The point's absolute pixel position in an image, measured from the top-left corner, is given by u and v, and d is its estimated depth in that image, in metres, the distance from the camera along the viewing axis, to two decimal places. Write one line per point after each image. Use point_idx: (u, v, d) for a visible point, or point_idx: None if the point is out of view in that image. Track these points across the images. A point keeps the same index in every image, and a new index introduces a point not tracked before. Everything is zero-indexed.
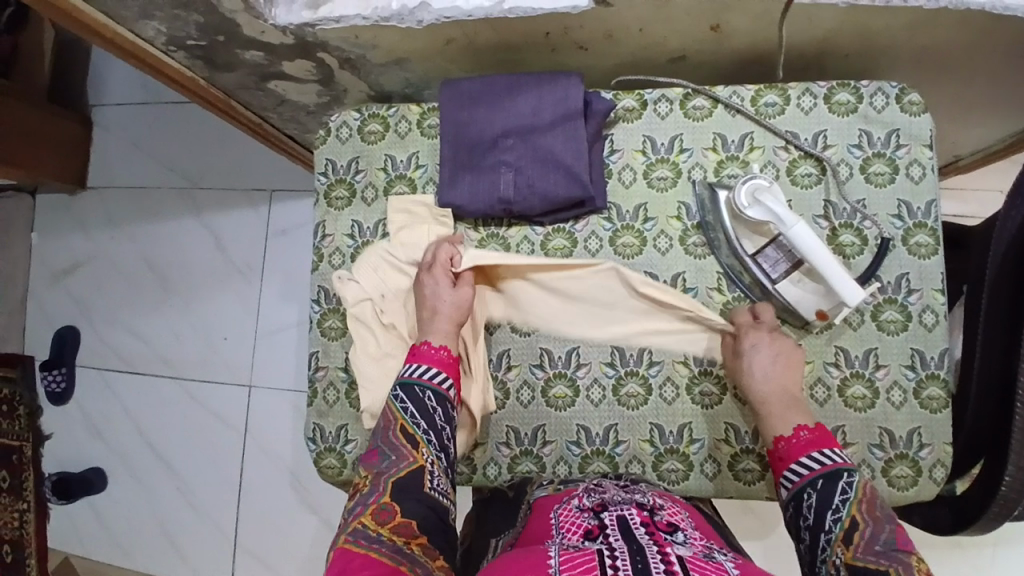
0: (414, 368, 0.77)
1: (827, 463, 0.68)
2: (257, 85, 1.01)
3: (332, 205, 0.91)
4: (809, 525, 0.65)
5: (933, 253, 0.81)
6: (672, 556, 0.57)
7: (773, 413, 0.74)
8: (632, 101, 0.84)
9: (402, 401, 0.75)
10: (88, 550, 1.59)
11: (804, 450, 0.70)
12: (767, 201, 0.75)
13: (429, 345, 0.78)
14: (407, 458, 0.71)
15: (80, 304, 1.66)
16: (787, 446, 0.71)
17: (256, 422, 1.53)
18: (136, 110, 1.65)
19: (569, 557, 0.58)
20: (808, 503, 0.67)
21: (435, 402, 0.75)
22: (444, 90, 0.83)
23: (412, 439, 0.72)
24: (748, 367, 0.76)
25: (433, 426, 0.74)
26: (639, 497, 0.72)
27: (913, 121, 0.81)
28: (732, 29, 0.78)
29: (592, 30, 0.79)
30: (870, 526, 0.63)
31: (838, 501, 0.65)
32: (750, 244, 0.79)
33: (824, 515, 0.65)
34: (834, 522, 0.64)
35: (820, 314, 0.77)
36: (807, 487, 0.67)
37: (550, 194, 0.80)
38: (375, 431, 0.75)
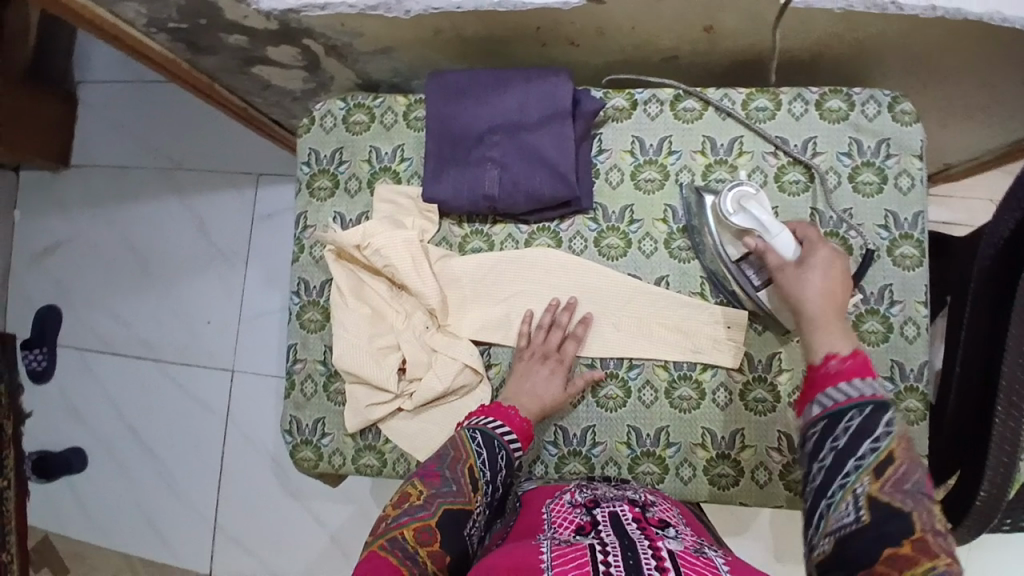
0: (494, 422, 0.75)
1: (867, 393, 0.60)
2: (241, 70, 0.99)
3: (315, 196, 0.89)
4: (837, 451, 0.58)
5: (918, 265, 0.80)
6: (663, 551, 0.57)
7: (824, 333, 0.66)
8: (622, 100, 0.83)
9: (477, 443, 0.72)
10: (67, 530, 1.59)
11: (851, 376, 0.61)
12: (752, 208, 0.73)
13: (512, 408, 0.76)
14: (465, 496, 0.68)
15: (62, 284, 1.64)
16: (838, 365, 0.62)
17: (238, 408, 1.52)
18: (121, 88, 1.61)
19: (560, 552, 0.57)
20: (846, 427, 0.58)
21: (504, 462, 0.73)
22: (430, 82, 0.81)
23: (474, 482, 0.70)
24: (806, 279, 0.68)
25: (494, 480, 0.72)
26: (631, 493, 0.74)
27: (904, 130, 0.80)
28: (725, 30, 0.77)
29: (582, 26, 0.78)
30: (907, 464, 0.56)
31: (879, 432, 0.57)
32: (732, 249, 0.77)
33: (860, 443, 0.57)
34: (870, 453, 0.56)
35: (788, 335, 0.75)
36: (847, 411, 0.59)
37: (536, 193, 0.79)
38: (441, 455, 0.71)
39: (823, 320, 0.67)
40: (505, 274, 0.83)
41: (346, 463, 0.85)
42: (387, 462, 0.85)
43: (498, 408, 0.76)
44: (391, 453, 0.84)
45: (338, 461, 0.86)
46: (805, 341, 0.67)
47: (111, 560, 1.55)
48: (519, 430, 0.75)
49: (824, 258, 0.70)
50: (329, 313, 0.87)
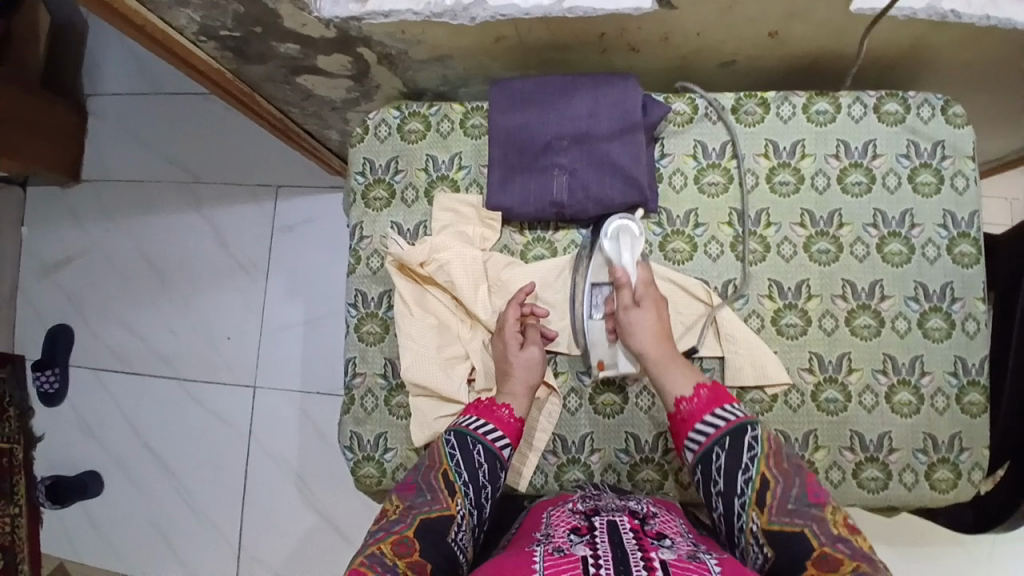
0: (476, 421, 0.76)
1: (730, 417, 0.69)
2: (284, 79, 0.97)
3: (370, 206, 0.88)
4: (721, 491, 0.66)
5: (976, 263, 0.82)
6: (655, 561, 0.57)
7: (672, 376, 0.74)
8: (684, 105, 0.84)
9: (451, 446, 0.74)
10: (82, 556, 1.53)
11: (706, 408, 0.70)
12: (623, 244, 0.78)
13: (504, 407, 0.77)
14: (442, 502, 0.69)
15: (73, 301, 1.59)
16: (691, 406, 0.71)
17: (262, 424, 1.49)
18: (135, 100, 1.58)
19: (553, 561, 0.58)
20: (716, 465, 0.67)
21: (484, 458, 0.74)
22: (492, 90, 0.81)
23: (451, 486, 0.70)
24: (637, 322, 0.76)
25: (475, 481, 0.72)
26: (632, 504, 0.73)
27: (958, 133, 0.82)
28: (789, 36, 0.78)
29: (648, 32, 0.78)
30: (780, 484, 0.64)
31: (747, 461, 0.66)
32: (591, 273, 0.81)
33: (735, 478, 0.65)
34: (746, 485, 0.64)
35: (597, 363, 0.81)
36: (715, 447, 0.67)
37: (605, 199, 0.78)
38: (417, 467, 0.73)
39: (660, 353, 0.75)
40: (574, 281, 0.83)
41: None
42: None
43: (478, 405, 0.78)
44: None
45: (402, 477, 0.84)
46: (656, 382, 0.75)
47: None
48: (499, 422, 0.76)
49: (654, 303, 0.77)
50: (389, 324, 0.86)
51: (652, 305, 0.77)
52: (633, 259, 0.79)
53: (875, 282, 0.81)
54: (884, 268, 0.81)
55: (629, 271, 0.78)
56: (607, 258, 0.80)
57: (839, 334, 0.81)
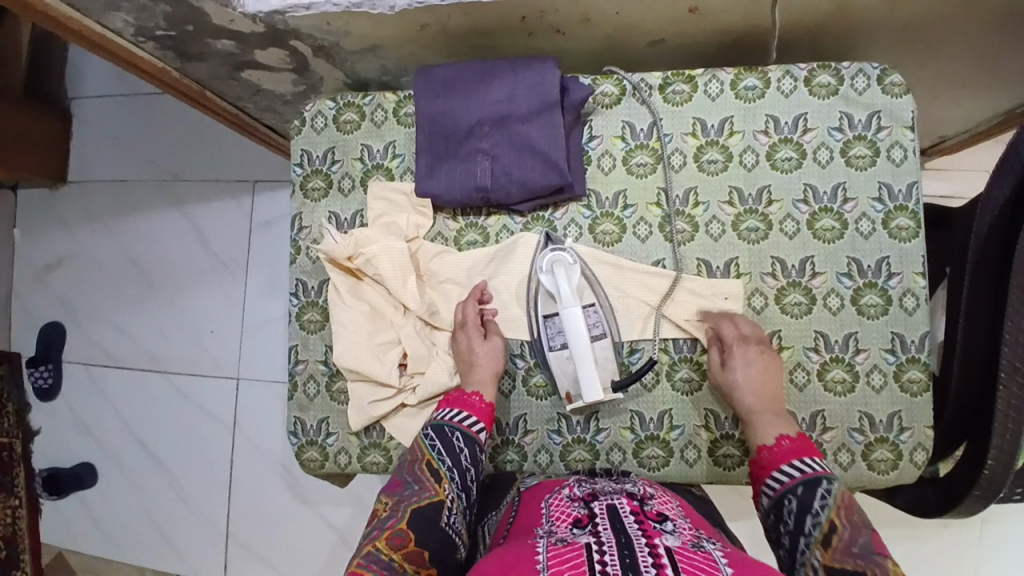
0: (451, 413, 0.77)
1: (807, 468, 0.68)
2: (230, 75, 0.99)
3: (309, 196, 0.90)
4: (789, 530, 0.65)
5: (915, 237, 0.80)
6: (660, 548, 0.56)
7: (758, 425, 0.74)
8: (611, 86, 0.83)
9: (430, 438, 0.75)
10: (81, 545, 1.59)
11: (787, 457, 0.70)
12: (558, 275, 0.78)
13: (473, 394, 0.78)
14: (429, 490, 0.70)
15: (64, 301, 1.65)
16: (771, 454, 0.71)
17: (245, 415, 1.53)
18: (115, 102, 1.62)
19: (556, 552, 0.56)
20: (788, 508, 0.66)
21: (463, 443, 0.75)
22: (416, 78, 0.82)
23: (436, 474, 0.72)
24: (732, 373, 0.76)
25: (458, 465, 0.73)
26: (629, 487, 0.72)
27: (894, 103, 0.80)
28: (710, 10, 0.77)
29: (569, 13, 0.78)
30: (848, 530, 0.62)
31: (817, 506, 0.64)
32: (542, 306, 0.81)
33: (804, 521, 0.64)
34: (813, 527, 0.63)
35: (565, 395, 0.80)
36: (789, 493, 0.67)
37: (528, 182, 0.80)
38: (401, 465, 0.75)
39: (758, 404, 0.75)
40: (503, 262, 0.83)
41: (351, 462, 0.86)
42: (393, 459, 0.85)
43: (448, 398, 0.79)
44: (396, 450, 0.85)
45: (344, 460, 0.86)
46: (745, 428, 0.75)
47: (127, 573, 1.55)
48: (473, 409, 0.77)
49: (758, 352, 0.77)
50: (328, 313, 0.88)
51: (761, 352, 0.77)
52: (571, 288, 0.78)
53: (807, 258, 0.81)
54: (815, 243, 0.81)
55: (569, 304, 0.78)
56: (550, 292, 0.80)
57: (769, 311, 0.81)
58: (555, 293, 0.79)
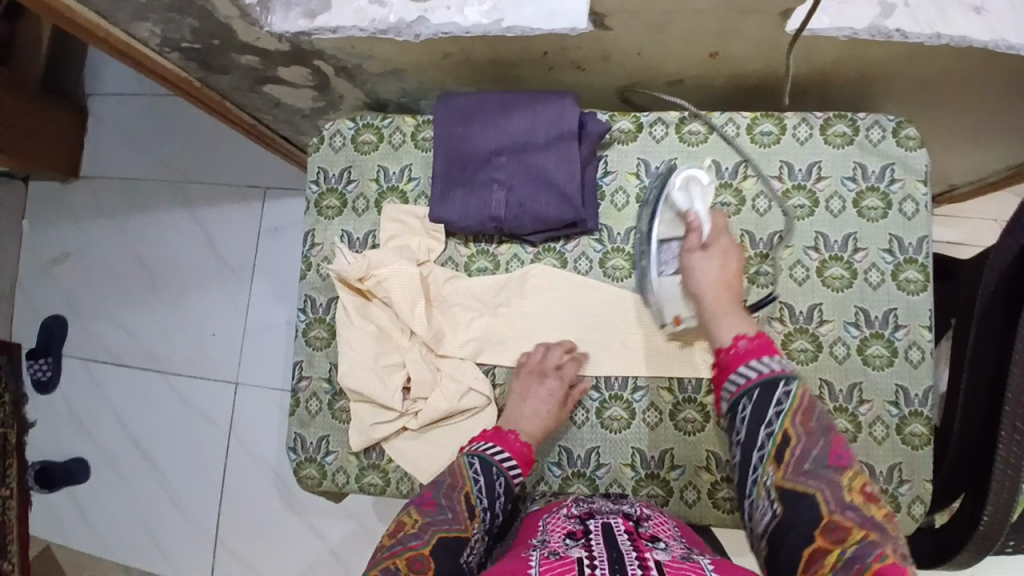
0: (502, 452, 0.75)
1: (767, 371, 0.65)
2: (251, 88, 1.00)
3: (322, 214, 0.91)
4: (742, 440, 0.64)
5: (923, 289, 0.81)
6: (650, 562, 0.56)
7: (725, 323, 0.71)
8: (628, 123, 0.84)
9: (475, 470, 0.73)
10: (68, 540, 1.58)
11: (746, 358, 0.67)
12: (693, 193, 0.79)
13: (524, 444, 0.76)
14: (461, 523, 0.68)
15: (68, 294, 1.65)
16: (746, 345, 0.68)
17: (241, 419, 1.52)
18: (132, 101, 1.63)
19: (548, 563, 0.57)
20: (742, 415, 0.65)
21: (503, 489, 0.73)
22: (437, 105, 0.84)
23: (471, 509, 0.69)
24: (694, 272, 0.75)
25: (491, 508, 0.71)
26: (626, 508, 0.72)
27: (908, 155, 0.82)
28: (729, 55, 0.79)
29: (590, 51, 0.79)
30: (802, 443, 0.61)
31: (772, 415, 0.63)
32: (665, 228, 0.80)
33: (758, 431, 0.63)
34: (766, 439, 0.62)
35: (672, 320, 0.79)
36: (743, 398, 0.65)
37: (541, 215, 0.80)
38: (437, 483, 0.71)
39: (719, 300, 0.73)
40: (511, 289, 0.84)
41: (350, 482, 0.85)
42: (391, 481, 0.85)
43: (497, 432, 0.77)
44: (395, 472, 0.85)
45: (342, 480, 0.86)
46: (711, 332, 0.72)
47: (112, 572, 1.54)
48: (518, 456, 0.75)
49: (722, 250, 0.76)
50: (335, 331, 0.88)
51: (722, 250, 0.76)
52: (706, 205, 0.79)
53: (814, 305, 0.81)
54: (823, 291, 0.81)
55: (701, 218, 0.78)
56: (679, 213, 0.79)
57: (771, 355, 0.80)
58: (686, 210, 0.79)
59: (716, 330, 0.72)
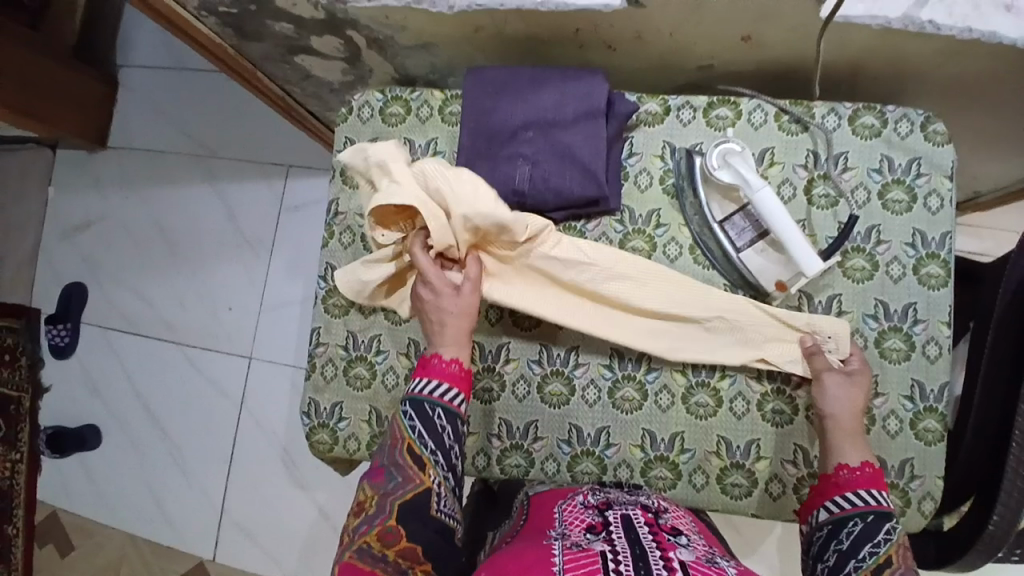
0: (424, 384, 0.74)
1: (877, 501, 0.69)
2: (283, 58, 1.02)
3: (347, 183, 0.91)
4: (840, 549, 0.67)
5: (943, 285, 0.80)
6: (674, 561, 0.57)
7: (842, 440, 0.73)
8: (656, 105, 0.85)
9: (410, 419, 0.72)
10: (75, 505, 1.60)
11: (866, 485, 0.70)
12: (736, 164, 0.77)
13: (437, 357, 0.75)
14: (414, 480, 0.69)
15: (89, 261, 1.67)
16: (850, 475, 0.71)
17: (252, 392, 1.54)
18: (162, 74, 1.66)
19: (572, 556, 0.57)
20: (849, 531, 0.68)
21: (444, 421, 0.73)
22: (467, 77, 0.85)
23: (419, 460, 0.70)
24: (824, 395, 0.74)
25: (442, 446, 0.72)
26: (644, 499, 0.73)
27: (935, 150, 0.82)
28: (763, 40, 0.79)
29: (622, 29, 0.79)
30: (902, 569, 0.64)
31: (880, 538, 0.66)
32: (718, 210, 0.80)
33: (862, 546, 0.66)
34: (870, 555, 0.65)
35: (777, 284, 0.77)
36: (855, 517, 0.68)
37: (565, 190, 0.81)
38: (381, 449, 0.73)
39: (846, 425, 0.73)
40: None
41: (361, 449, 0.87)
42: None
43: (423, 364, 0.76)
44: None
45: (353, 446, 0.87)
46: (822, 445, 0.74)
47: (116, 538, 1.56)
48: (450, 378, 0.74)
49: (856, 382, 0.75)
50: (354, 299, 0.89)
51: (860, 380, 0.75)
52: (751, 170, 0.76)
53: (834, 296, 0.81)
54: (844, 282, 0.81)
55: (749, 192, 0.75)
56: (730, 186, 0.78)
57: (846, 344, 0.77)
58: (738, 185, 0.77)
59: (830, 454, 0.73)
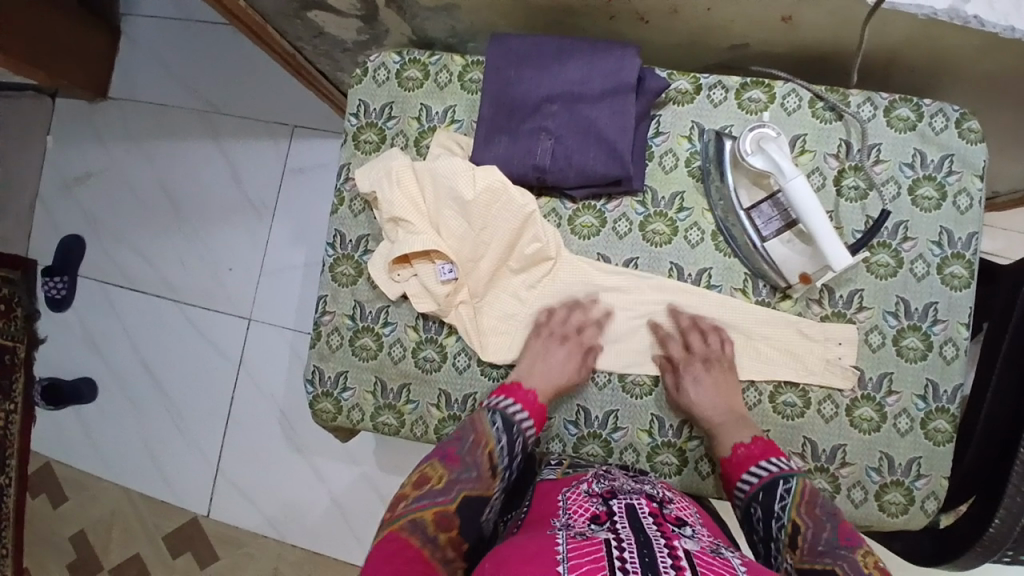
0: (510, 404, 0.76)
1: (765, 471, 0.70)
2: (296, 13, 0.97)
3: (360, 148, 0.88)
4: (762, 538, 0.68)
5: (966, 286, 0.79)
6: (679, 551, 0.56)
7: (724, 429, 0.75)
8: (686, 83, 0.82)
9: (498, 427, 0.73)
10: (70, 458, 1.60)
11: (749, 463, 0.72)
12: (771, 150, 0.75)
13: (530, 390, 0.77)
14: (484, 482, 0.70)
15: (88, 214, 1.64)
16: (739, 458, 0.73)
17: (251, 355, 1.52)
18: (166, 24, 1.60)
19: (576, 545, 0.56)
20: (756, 516, 0.69)
21: (522, 445, 0.75)
22: (490, 44, 0.81)
23: (493, 466, 0.71)
24: (687, 398, 0.77)
25: (511, 466, 0.74)
26: (648, 488, 0.72)
27: (969, 148, 0.79)
28: (802, 22, 0.75)
29: (656, 2, 0.76)
30: (811, 528, 0.65)
31: (778, 508, 0.67)
32: (746, 196, 0.77)
33: (769, 524, 0.67)
34: (779, 530, 0.66)
35: (801, 276, 0.76)
36: (753, 500, 0.70)
37: (587, 168, 0.78)
38: (460, 437, 0.73)
39: (722, 416, 0.76)
40: (537, 231, 0.80)
41: (365, 420, 0.85)
42: (405, 423, 0.85)
43: (513, 386, 0.77)
44: (412, 414, 0.85)
45: (357, 416, 0.86)
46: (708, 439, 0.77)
47: (111, 493, 1.56)
48: (525, 403, 0.76)
49: (704, 371, 0.77)
50: (363, 268, 0.86)
51: (717, 368, 0.77)
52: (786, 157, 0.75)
53: (855, 291, 0.79)
54: (867, 277, 0.79)
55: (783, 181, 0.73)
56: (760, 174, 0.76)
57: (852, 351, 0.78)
58: (770, 172, 0.75)
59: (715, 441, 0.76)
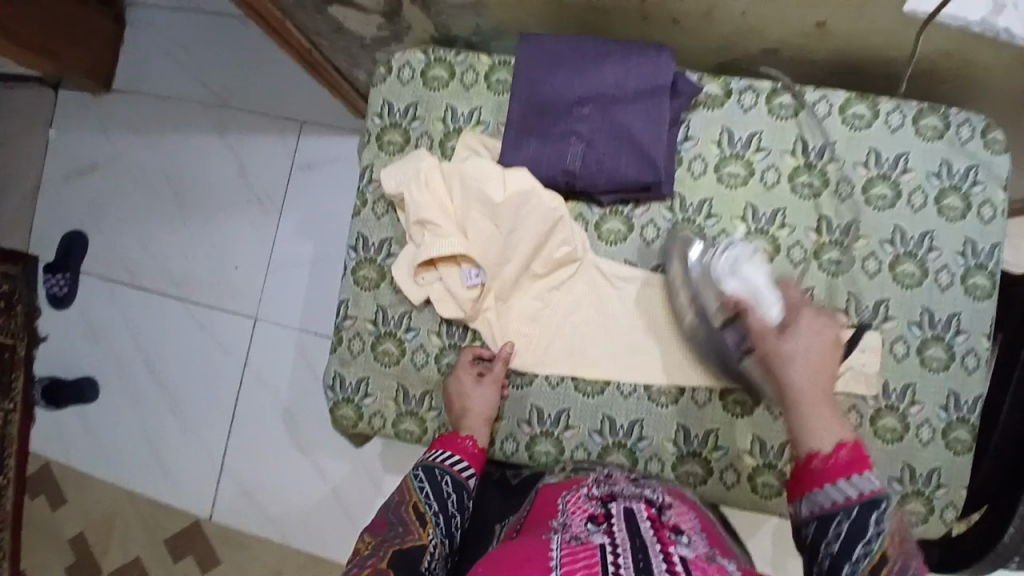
0: (441, 454, 0.76)
1: (862, 493, 0.58)
2: (318, 8, 0.96)
3: (383, 149, 0.87)
4: (830, 556, 0.57)
5: (988, 297, 0.78)
6: (675, 558, 0.54)
7: (810, 413, 0.63)
8: (716, 88, 0.81)
9: (420, 480, 0.73)
10: (70, 457, 1.57)
11: (839, 473, 0.59)
12: (746, 275, 0.72)
13: (464, 438, 0.78)
14: (413, 532, 0.67)
15: (90, 209, 1.61)
16: (822, 465, 0.60)
17: (257, 354, 1.50)
18: (174, 17, 1.57)
19: (571, 551, 0.54)
20: (836, 532, 0.58)
21: (451, 487, 0.73)
22: (521, 44, 0.80)
23: (421, 517, 0.69)
24: (783, 351, 0.65)
25: (445, 510, 0.71)
26: (648, 492, 0.70)
27: (993, 160, 0.79)
28: (837, 28, 0.75)
29: (691, 4, 0.75)
30: (899, 561, 0.56)
31: (871, 533, 0.57)
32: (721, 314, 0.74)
33: (853, 548, 0.57)
34: (864, 556, 0.56)
35: None
36: (840, 514, 0.58)
37: (618, 173, 0.77)
38: (388, 505, 0.72)
39: (808, 395, 0.64)
40: (566, 234, 0.79)
41: (386, 426, 0.84)
42: (427, 429, 0.84)
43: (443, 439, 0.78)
44: (434, 421, 0.84)
45: (378, 423, 0.85)
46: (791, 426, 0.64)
47: (111, 493, 1.53)
48: (462, 453, 0.77)
49: (808, 330, 0.66)
50: (385, 272, 0.85)
51: (817, 329, 0.67)
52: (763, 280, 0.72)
53: (882, 300, 0.79)
54: (893, 287, 0.79)
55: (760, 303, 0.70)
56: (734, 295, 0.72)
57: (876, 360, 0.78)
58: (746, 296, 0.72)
59: (803, 437, 0.63)
